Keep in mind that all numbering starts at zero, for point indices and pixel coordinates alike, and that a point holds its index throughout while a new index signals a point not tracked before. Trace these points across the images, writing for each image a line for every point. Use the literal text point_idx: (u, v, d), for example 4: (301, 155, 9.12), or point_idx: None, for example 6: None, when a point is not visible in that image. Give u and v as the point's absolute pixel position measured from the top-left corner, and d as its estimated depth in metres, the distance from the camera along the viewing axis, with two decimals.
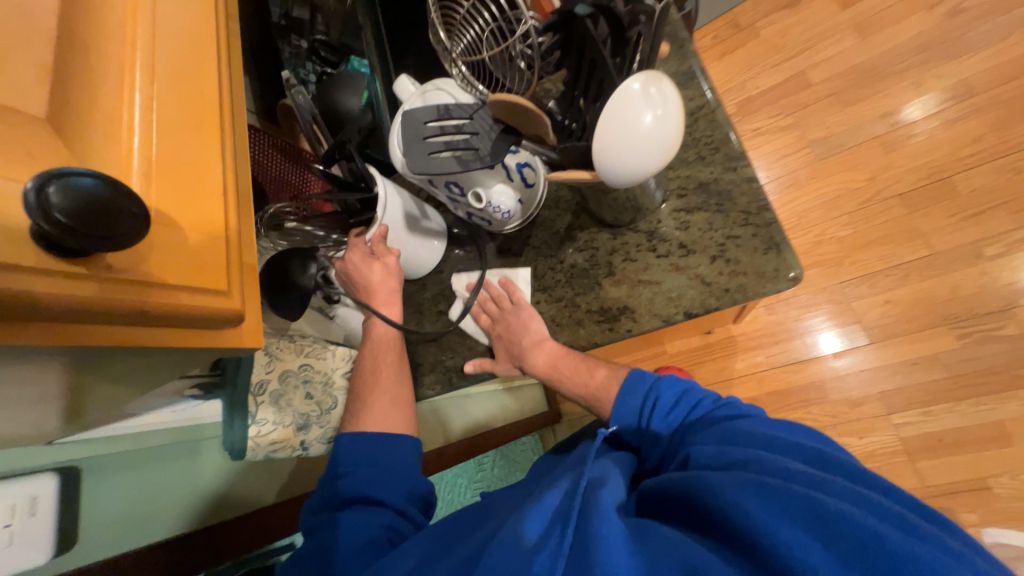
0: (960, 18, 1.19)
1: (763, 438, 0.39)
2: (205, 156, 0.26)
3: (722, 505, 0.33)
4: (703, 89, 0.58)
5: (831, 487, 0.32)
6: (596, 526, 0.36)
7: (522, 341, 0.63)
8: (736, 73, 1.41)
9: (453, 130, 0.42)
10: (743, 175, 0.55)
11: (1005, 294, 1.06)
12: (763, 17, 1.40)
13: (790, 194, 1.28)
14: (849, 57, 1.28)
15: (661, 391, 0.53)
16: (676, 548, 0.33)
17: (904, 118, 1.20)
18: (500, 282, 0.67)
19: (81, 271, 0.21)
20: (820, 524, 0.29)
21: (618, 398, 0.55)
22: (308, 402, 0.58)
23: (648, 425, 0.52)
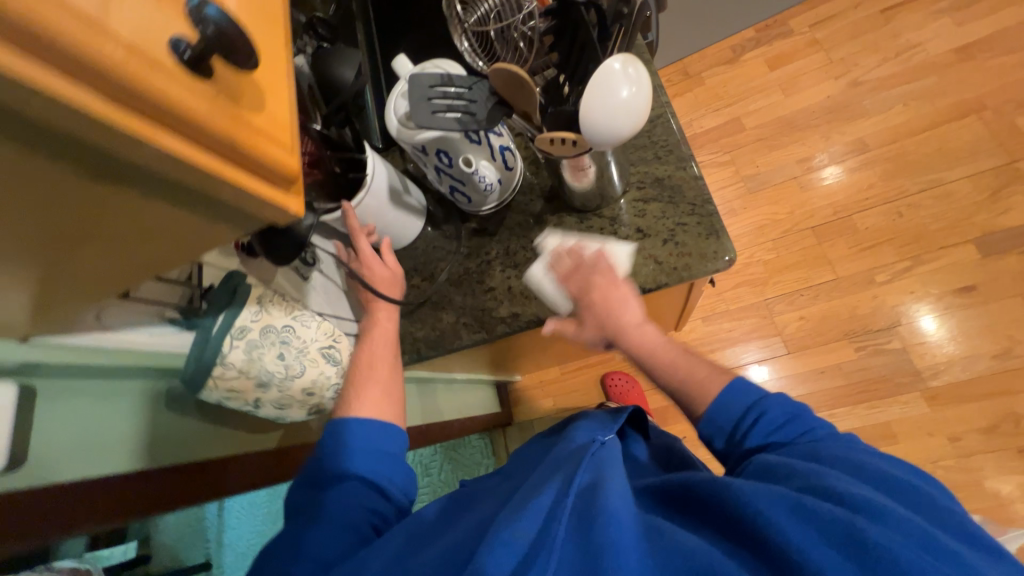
0: (860, 89, 1.44)
1: (833, 459, 0.41)
2: (276, 48, 0.27)
3: (754, 513, 0.36)
4: (662, 101, 0.68)
5: (897, 519, 0.33)
6: (607, 529, 0.37)
7: (620, 314, 0.58)
8: (684, 113, 1.61)
9: (455, 95, 0.47)
10: (691, 174, 0.65)
11: (890, 315, 1.26)
12: (708, 69, 1.63)
13: (725, 220, 1.47)
14: (775, 110, 1.51)
15: (768, 408, 0.48)
16: (686, 552, 0.36)
17: (817, 164, 1.43)
18: (595, 250, 0.61)
19: (197, 82, 0.21)
20: (856, 548, 0.32)
21: (715, 400, 0.51)
22: (277, 363, 0.53)
23: (741, 436, 0.49)
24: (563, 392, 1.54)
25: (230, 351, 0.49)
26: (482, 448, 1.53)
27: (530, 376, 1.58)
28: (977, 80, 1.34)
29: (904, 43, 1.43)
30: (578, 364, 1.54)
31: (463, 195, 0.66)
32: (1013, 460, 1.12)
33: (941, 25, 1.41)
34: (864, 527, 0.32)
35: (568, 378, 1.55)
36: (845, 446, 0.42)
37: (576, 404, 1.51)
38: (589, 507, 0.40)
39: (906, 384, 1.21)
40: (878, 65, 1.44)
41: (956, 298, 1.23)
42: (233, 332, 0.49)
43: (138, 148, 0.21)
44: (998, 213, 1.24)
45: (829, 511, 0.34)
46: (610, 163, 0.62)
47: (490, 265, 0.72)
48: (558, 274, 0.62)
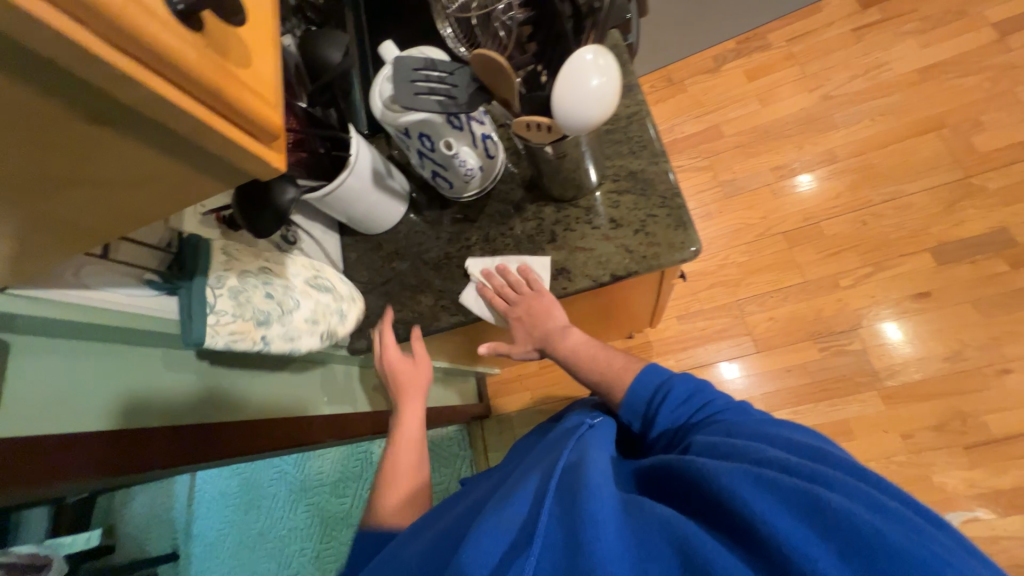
0: (831, 102, 1.51)
1: (771, 437, 0.43)
2: (261, 14, 0.29)
3: (721, 488, 0.36)
4: (638, 99, 0.72)
5: (836, 483, 0.35)
6: (586, 505, 0.38)
7: (543, 324, 0.68)
8: (666, 118, 1.67)
9: (438, 79, 0.49)
10: (663, 168, 0.68)
11: (853, 317, 1.33)
12: (690, 77, 1.69)
13: (702, 223, 1.52)
14: (752, 119, 1.58)
15: (675, 386, 0.56)
16: (663, 520, 0.37)
17: (790, 171, 1.49)
18: (518, 269, 0.69)
19: (188, 33, 0.23)
20: (814, 514, 0.33)
21: (630, 387, 0.59)
22: (267, 302, 0.51)
23: (654, 414, 0.56)
24: (541, 386, 1.56)
25: (215, 301, 0.46)
26: (459, 440, 1.54)
27: (509, 370, 1.60)
28: (938, 98, 1.42)
29: (873, 61, 1.51)
30: (557, 359, 1.56)
31: (445, 180, 0.68)
32: (958, 457, 1.19)
33: (907, 46, 1.49)
34: (820, 494, 0.33)
35: (546, 373, 1.57)
36: (746, 415, 0.48)
37: (553, 399, 1.54)
38: (568, 486, 0.41)
39: (864, 384, 1.28)
40: (849, 81, 1.52)
41: (912, 304, 1.30)
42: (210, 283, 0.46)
43: (131, 88, 0.22)
44: (953, 225, 1.32)
45: (788, 481, 0.35)
46: (586, 154, 0.65)
47: (470, 250, 0.74)
48: (488, 296, 0.70)
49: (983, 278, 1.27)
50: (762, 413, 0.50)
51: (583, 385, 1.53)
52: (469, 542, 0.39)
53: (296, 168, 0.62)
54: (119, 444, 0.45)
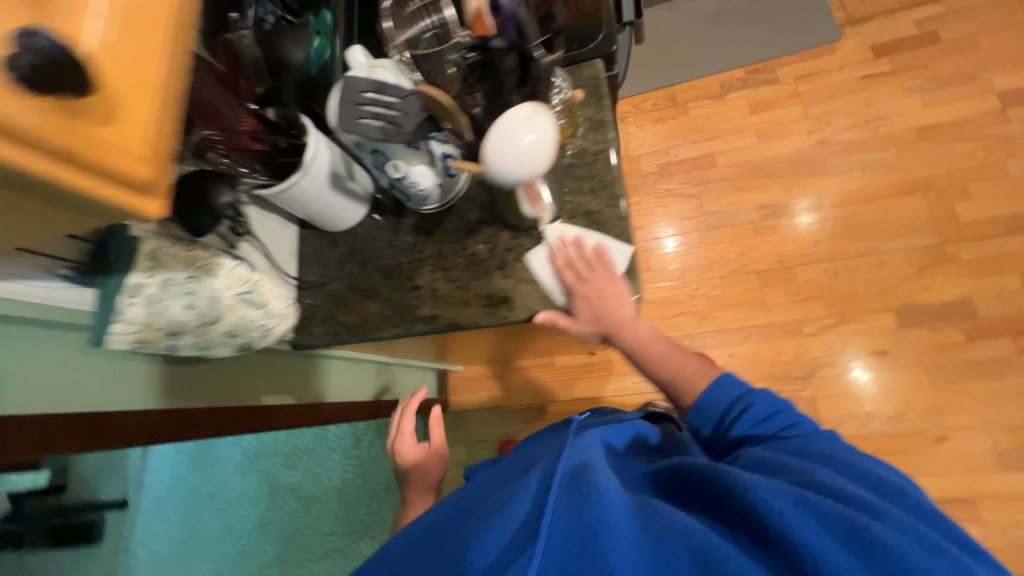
0: (826, 148, 1.51)
1: (837, 460, 0.50)
2: (141, 63, 0.30)
3: (751, 499, 0.43)
4: (607, 138, 0.71)
5: (887, 517, 0.41)
6: (599, 512, 0.44)
7: (610, 306, 0.67)
8: (663, 139, 1.66)
9: (386, 105, 0.48)
10: (618, 213, 0.69)
11: (808, 364, 1.35)
12: (694, 101, 1.67)
13: (681, 250, 1.53)
14: (746, 152, 1.57)
15: (756, 402, 0.63)
16: (683, 530, 0.43)
17: (774, 211, 1.50)
18: (595, 246, 0.66)
19: (34, 102, 0.25)
20: (858, 541, 0.38)
21: (707, 391, 0.67)
22: (187, 313, 0.51)
23: (728, 421, 0.64)
24: (500, 388, 1.58)
25: (126, 307, 0.47)
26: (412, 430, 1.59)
27: (473, 368, 1.62)
28: (929, 160, 1.42)
29: (873, 112, 1.51)
30: (520, 365, 1.58)
31: (401, 193, 0.67)
32: None
33: (910, 102, 1.48)
34: (867, 527, 0.39)
35: (508, 377, 1.59)
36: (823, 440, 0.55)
37: (511, 402, 1.56)
38: (576, 484, 0.48)
39: None
40: (847, 129, 1.51)
41: (868, 359, 1.32)
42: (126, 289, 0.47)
43: None
44: (921, 288, 1.33)
45: (834, 511, 0.40)
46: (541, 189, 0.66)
47: (421, 264, 0.75)
48: (556, 264, 0.66)
49: (940, 345, 1.29)
50: (843, 440, 0.56)
51: (542, 394, 1.55)
52: (480, 532, 0.47)
53: (251, 162, 0.62)
54: (71, 429, 0.47)
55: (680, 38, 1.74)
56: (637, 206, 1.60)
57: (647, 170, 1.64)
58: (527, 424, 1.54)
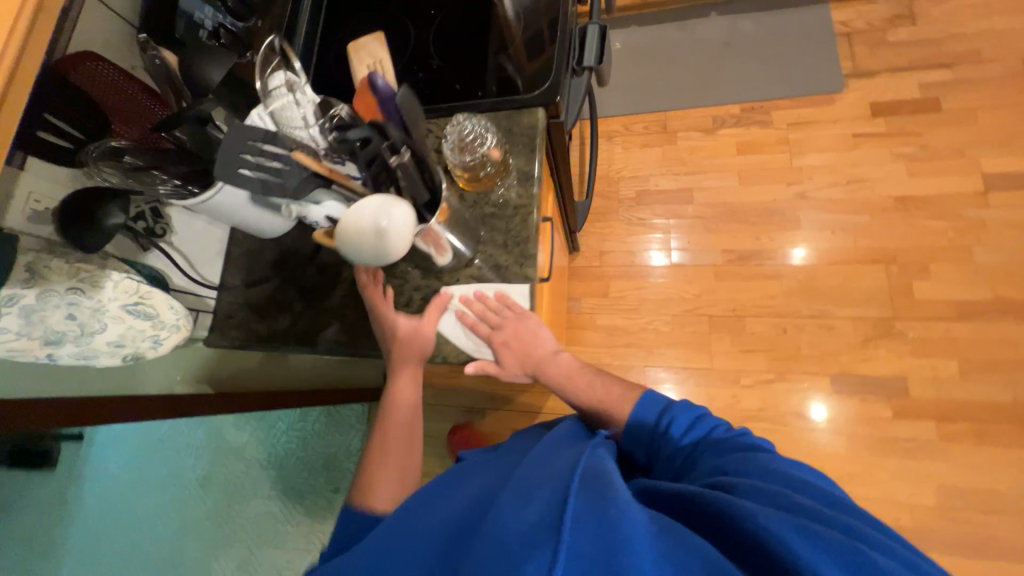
0: (802, 202, 1.50)
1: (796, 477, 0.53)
2: None
3: (762, 525, 0.43)
4: (532, 192, 0.72)
5: (868, 539, 0.42)
6: (624, 525, 0.45)
7: (527, 344, 0.75)
8: (646, 166, 1.64)
9: (270, 157, 0.49)
10: (525, 272, 0.72)
11: (739, 415, 1.38)
12: (684, 131, 1.64)
13: (641, 282, 1.53)
14: (725, 194, 1.56)
15: (678, 415, 0.68)
16: (705, 556, 0.43)
17: (739, 257, 1.49)
18: (495, 295, 0.72)
19: None
20: (860, 564, 0.39)
21: (631, 414, 0.72)
22: (68, 324, 0.53)
23: (659, 439, 0.68)
24: (445, 388, 1.61)
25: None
26: (358, 415, 1.67)
27: None
28: (899, 232, 1.41)
29: (857, 173, 1.48)
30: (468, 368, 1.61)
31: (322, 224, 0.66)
32: None
33: (895, 169, 1.46)
34: (867, 553, 0.40)
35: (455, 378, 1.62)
36: (758, 449, 0.59)
37: (453, 403, 1.61)
38: (596, 492, 0.49)
39: None
40: (827, 186, 1.49)
41: (796, 420, 1.35)
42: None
43: None
44: (861, 360, 1.35)
45: (832, 536, 0.41)
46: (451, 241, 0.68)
47: (336, 286, 0.78)
48: (466, 323, 0.72)
49: (867, 418, 1.31)
50: (771, 448, 0.61)
51: (483, 400, 1.59)
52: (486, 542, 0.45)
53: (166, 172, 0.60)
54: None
55: (683, 62, 1.69)
56: (607, 231, 1.60)
57: (625, 195, 1.63)
58: (464, 426, 1.59)
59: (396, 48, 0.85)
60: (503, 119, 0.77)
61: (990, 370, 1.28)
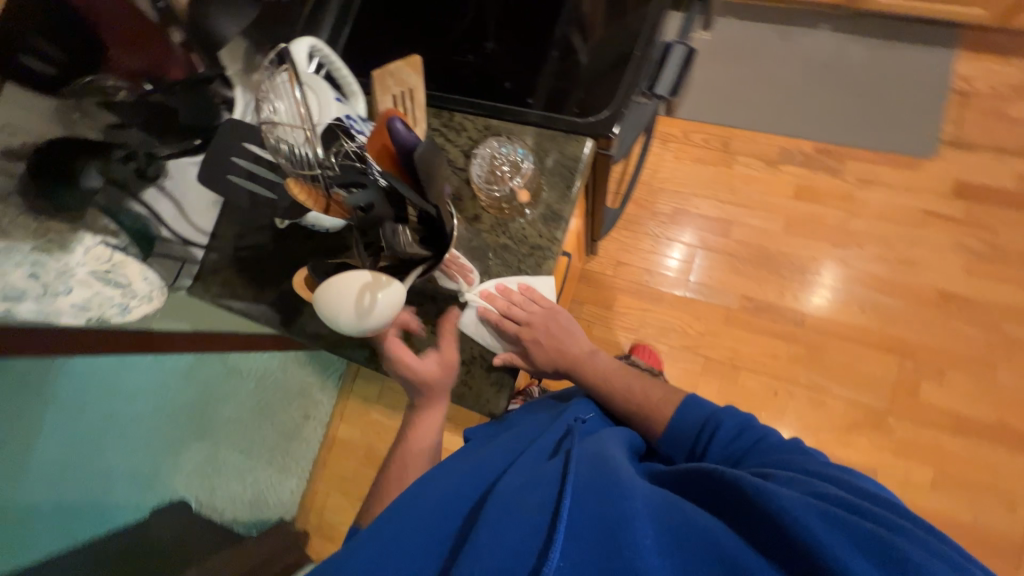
0: (840, 268, 1.40)
1: (835, 476, 0.50)
2: None
3: (778, 504, 0.43)
4: (556, 236, 0.66)
5: (907, 535, 0.40)
6: (623, 506, 0.46)
7: (552, 339, 0.69)
8: (691, 183, 1.51)
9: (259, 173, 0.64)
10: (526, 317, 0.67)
11: None
12: (745, 155, 1.49)
13: (648, 305, 1.46)
14: (765, 236, 1.45)
15: (722, 422, 0.64)
16: (710, 533, 0.45)
17: (756, 307, 1.42)
18: (520, 288, 0.67)
19: None
20: (890, 560, 0.38)
21: (672, 419, 0.67)
22: (31, 280, 0.49)
23: (702, 445, 0.64)
24: None
25: None
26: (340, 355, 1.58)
27: None
28: (928, 328, 1.34)
29: (908, 253, 1.37)
30: None
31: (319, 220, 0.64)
32: None
33: (952, 261, 1.35)
34: (898, 545, 0.39)
35: None
36: (801, 454, 0.57)
37: None
38: (603, 484, 0.49)
39: None
40: (873, 258, 1.39)
41: None
42: None
43: None
44: (841, 443, 1.32)
45: (860, 525, 0.40)
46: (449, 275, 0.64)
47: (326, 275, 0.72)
48: (491, 322, 0.66)
49: None
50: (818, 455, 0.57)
51: None
52: (497, 513, 0.49)
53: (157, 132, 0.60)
54: None
55: (771, 76, 1.50)
56: (631, 242, 1.51)
57: (659, 209, 1.51)
58: None
59: (448, 15, 0.74)
60: (546, 140, 0.68)
61: (962, 487, 1.26)
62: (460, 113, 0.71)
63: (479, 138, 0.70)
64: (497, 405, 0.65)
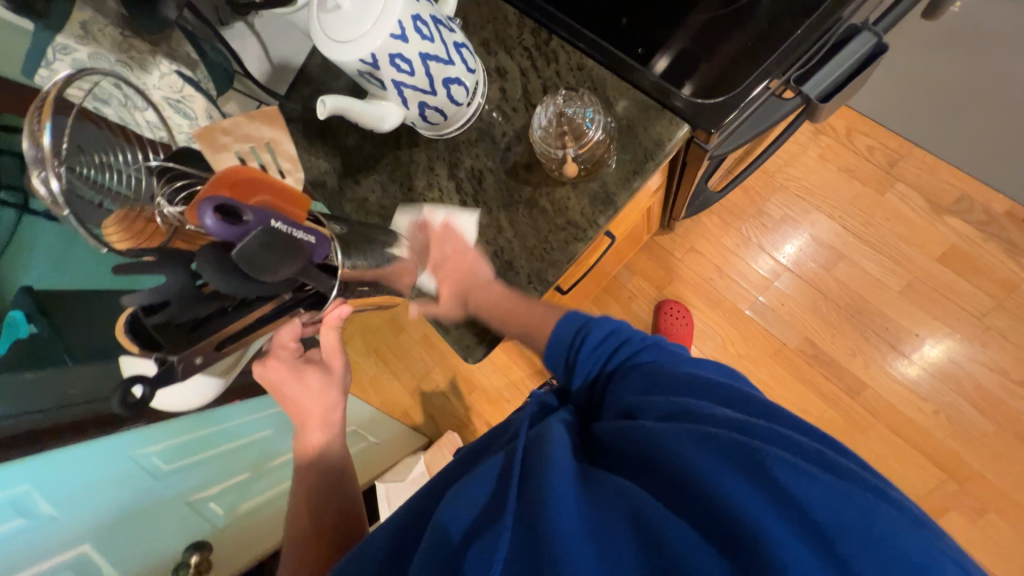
0: (946, 358, 1.18)
1: (696, 378, 0.44)
2: None
3: (666, 452, 0.37)
4: (598, 222, 0.60)
5: (770, 434, 0.35)
6: (541, 490, 0.37)
7: (466, 283, 0.63)
8: (824, 195, 1.26)
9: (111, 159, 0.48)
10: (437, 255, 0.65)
11: None
12: (911, 186, 1.22)
13: (700, 304, 1.33)
14: (875, 287, 1.23)
15: (593, 330, 0.56)
16: (626, 503, 0.35)
17: (818, 354, 1.24)
18: (442, 223, 0.65)
19: None
20: (755, 472, 0.32)
21: (552, 336, 0.58)
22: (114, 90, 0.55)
23: (576, 361, 0.56)
24: None
25: (54, 62, 0.51)
26: None
27: None
28: (1002, 464, 1.13)
29: None
30: None
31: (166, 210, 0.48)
32: None
33: None
34: (757, 448, 0.33)
35: None
36: (668, 358, 0.49)
37: None
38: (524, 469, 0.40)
39: None
40: (992, 364, 1.16)
41: None
42: (55, 46, 0.50)
43: None
44: None
45: (725, 436, 0.35)
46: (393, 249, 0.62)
47: (372, 170, 0.69)
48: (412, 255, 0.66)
49: None
50: (682, 351, 0.51)
51: None
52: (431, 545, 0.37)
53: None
54: None
55: None
56: (715, 232, 1.32)
57: (767, 210, 1.30)
58: None
59: None
60: (636, 107, 0.59)
61: None
62: (558, 37, 0.62)
63: (566, 77, 0.62)
64: (473, 354, 0.64)
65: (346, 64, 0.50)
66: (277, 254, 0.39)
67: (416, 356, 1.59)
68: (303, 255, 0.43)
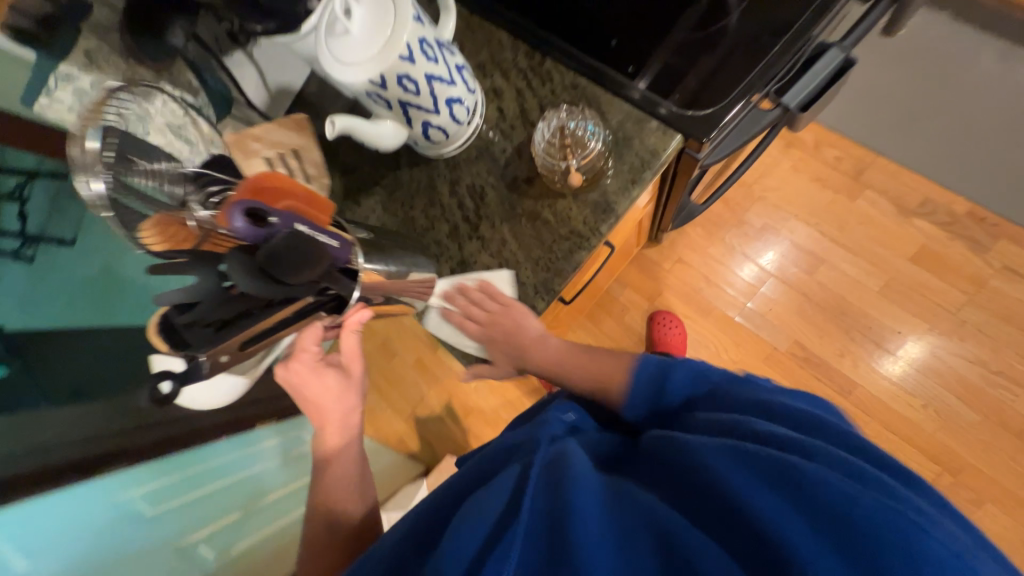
0: (928, 353, 1.22)
1: (766, 405, 0.43)
2: None
3: (707, 467, 0.37)
4: (600, 229, 0.62)
5: (824, 457, 0.35)
6: (569, 496, 0.36)
7: (513, 344, 0.65)
8: (800, 203, 1.33)
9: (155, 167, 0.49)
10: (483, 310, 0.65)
11: None
12: (878, 192, 1.29)
13: (691, 313, 1.36)
14: (855, 289, 1.28)
15: (676, 372, 0.52)
16: (660, 515, 0.35)
17: (808, 357, 1.28)
18: (478, 284, 0.65)
19: None
20: (795, 488, 0.33)
21: (630, 387, 0.54)
22: None
23: (661, 399, 0.52)
24: None
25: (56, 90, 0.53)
26: None
27: None
28: (991, 454, 1.17)
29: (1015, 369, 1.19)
30: None
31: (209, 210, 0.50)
32: None
33: None
34: (802, 469, 0.34)
35: None
36: (751, 388, 0.47)
37: None
38: (552, 472, 0.39)
39: None
40: (970, 357, 1.21)
41: None
42: (56, 75, 0.52)
43: None
44: None
45: (768, 454, 0.35)
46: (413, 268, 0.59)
47: (373, 189, 0.70)
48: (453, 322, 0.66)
49: None
50: (765, 383, 0.49)
51: None
52: (446, 540, 0.36)
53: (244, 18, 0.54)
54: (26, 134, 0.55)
55: None
56: (701, 243, 1.37)
57: (748, 220, 1.35)
58: None
59: None
60: (630, 121, 0.62)
61: None
62: (552, 57, 0.65)
63: (563, 92, 0.65)
64: None
65: (351, 85, 0.51)
66: (298, 255, 0.43)
67: (410, 380, 1.56)
68: (326, 259, 0.45)
